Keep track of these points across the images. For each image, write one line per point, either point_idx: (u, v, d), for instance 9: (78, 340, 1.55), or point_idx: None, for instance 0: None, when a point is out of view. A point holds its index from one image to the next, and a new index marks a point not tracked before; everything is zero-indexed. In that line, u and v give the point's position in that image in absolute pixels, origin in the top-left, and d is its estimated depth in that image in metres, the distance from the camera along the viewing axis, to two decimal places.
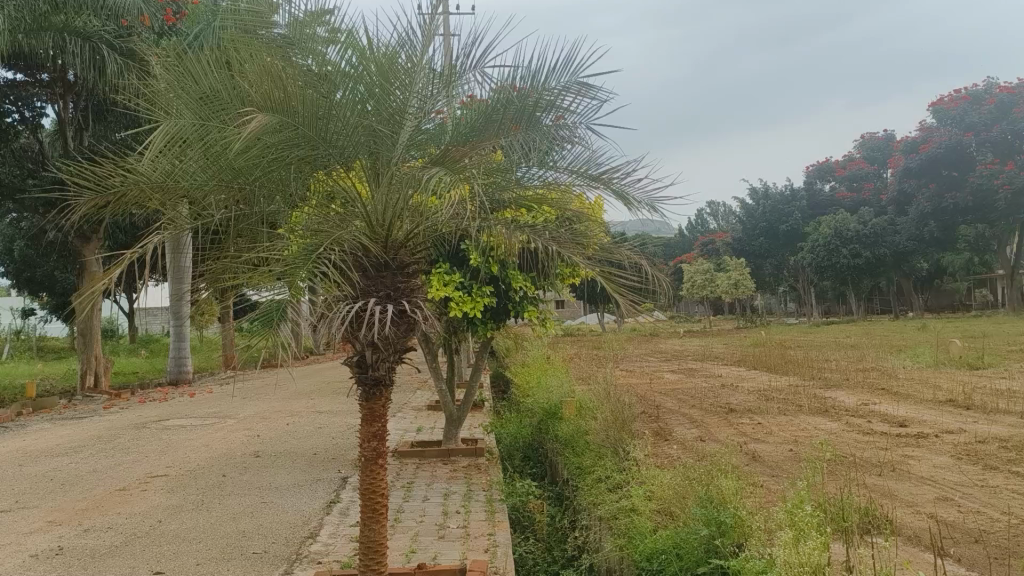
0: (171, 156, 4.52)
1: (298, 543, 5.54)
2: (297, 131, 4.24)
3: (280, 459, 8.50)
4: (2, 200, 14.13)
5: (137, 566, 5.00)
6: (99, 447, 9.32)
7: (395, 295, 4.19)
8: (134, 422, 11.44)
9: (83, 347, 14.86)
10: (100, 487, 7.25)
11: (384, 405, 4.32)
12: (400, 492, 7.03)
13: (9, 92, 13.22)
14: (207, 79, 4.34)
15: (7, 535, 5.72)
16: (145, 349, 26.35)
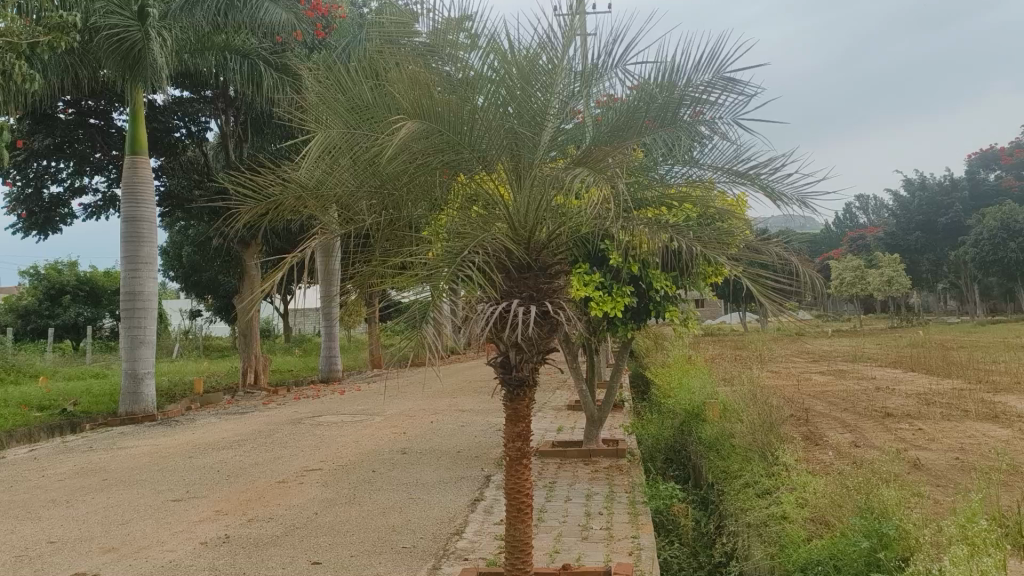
0: (324, 166, 4.71)
1: (445, 539, 5.66)
2: (443, 137, 4.34)
3: (426, 456, 8.74)
4: (174, 209, 15.45)
5: (297, 556, 5.25)
6: (260, 441, 9.88)
7: (538, 296, 4.26)
8: (290, 418, 12.08)
9: (245, 346, 15.83)
10: (261, 479, 7.69)
11: (528, 406, 4.35)
12: (543, 491, 7.07)
13: (177, 109, 14.16)
14: (357, 90, 4.52)
15: (180, 523, 6.15)
16: (298, 348, 27.81)
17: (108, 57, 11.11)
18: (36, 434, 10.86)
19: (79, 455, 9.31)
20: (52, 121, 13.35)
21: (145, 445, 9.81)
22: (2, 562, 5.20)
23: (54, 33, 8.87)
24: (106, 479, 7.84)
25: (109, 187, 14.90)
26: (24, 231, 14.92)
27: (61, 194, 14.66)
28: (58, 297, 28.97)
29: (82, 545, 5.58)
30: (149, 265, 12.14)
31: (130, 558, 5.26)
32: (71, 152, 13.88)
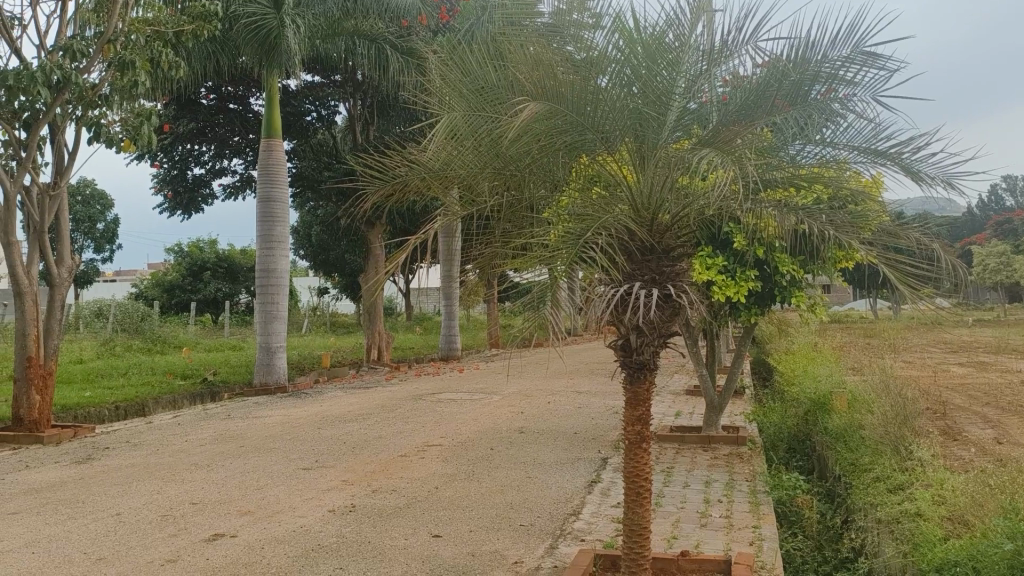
0: (449, 148, 4.77)
1: (562, 519, 5.70)
2: (566, 118, 4.33)
3: (543, 436, 8.81)
4: (305, 190, 15.84)
5: (418, 528, 5.41)
6: (383, 415, 10.21)
7: (660, 279, 4.22)
8: (412, 394, 12.41)
9: (369, 323, 16.35)
10: (384, 452, 7.94)
11: (649, 390, 4.32)
12: (661, 476, 7.00)
13: (308, 94, 14.83)
14: (481, 72, 4.56)
15: (310, 490, 6.44)
16: (419, 326, 28.47)
17: (247, 45, 11.60)
18: (180, 401, 11.60)
19: (218, 422, 9.88)
20: (195, 107, 14.14)
21: (277, 415, 10.31)
22: (150, 520, 5.59)
23: (197, 22, 9.32)
24: (242, 446, 8.28)
25: (246, 169, 15.62)
26: (170, 210, 15.88)
27: (202, 175, 15.46)
28: (200, 273, 30.78)
29: (221, 507, 5.93)
30: (282, 243, 12.68)
31: (264, 522, 5.55)
32: (211, 135, 14.65)
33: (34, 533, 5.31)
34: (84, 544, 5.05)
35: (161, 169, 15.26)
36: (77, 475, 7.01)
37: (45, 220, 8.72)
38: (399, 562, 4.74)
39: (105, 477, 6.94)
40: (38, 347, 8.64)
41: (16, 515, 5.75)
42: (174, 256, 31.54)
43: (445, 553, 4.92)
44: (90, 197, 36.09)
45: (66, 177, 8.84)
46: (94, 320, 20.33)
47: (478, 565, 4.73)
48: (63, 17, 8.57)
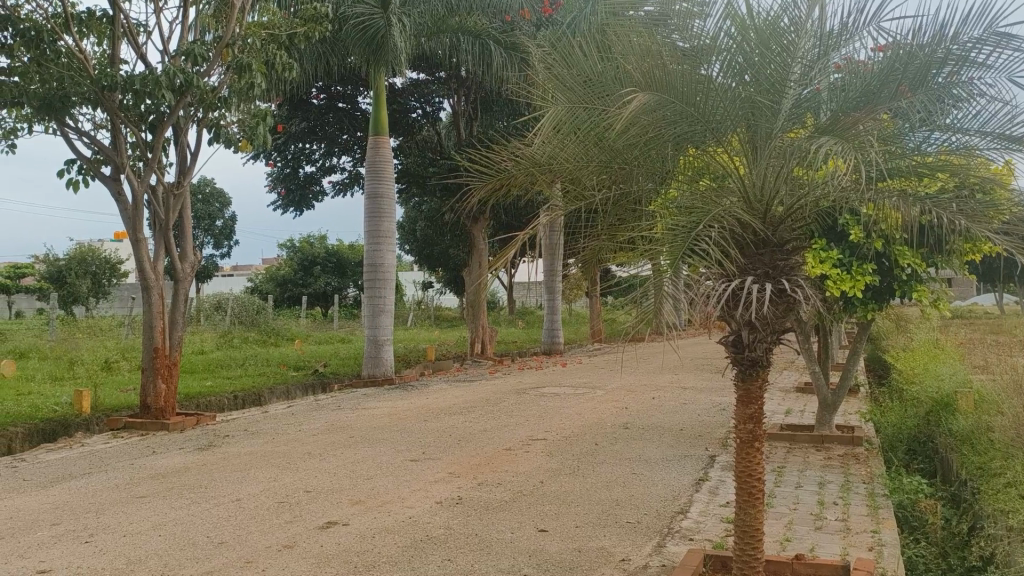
0: (552, 143, 4.72)
1: (670, 517, 5.61)
2: (675, 109, 4.24)
3: (648, 432, 8.70)
4: (410, 186, 16.07)
5: (525, 523, 5.42)
6: (487, 408, 10.30)
7: (774, 273, 4.04)
8: (515, 388, 12.48)
9: (472, 317, 16.54)
10: (489, 445, 7.99)
11: (761, 387, 4.17)
12: (772, 476, 6.80)
13: (414, 91, 15.09)
14: (586, 63, 4.49)
15: (417, 481, 6.55)
16: (522, 320, 28.63)
17: (357, 45, 11.81)
18: (293, 391, 12.03)
19: (329, 412, 10.19)
20: (306, 107, 14.59)
21: (385, 407, 10.54)
22: (267, 506, 5.80)
23: (309, 24, 9.63)
24: (352, 437, 8.50)
25: (354, 166, 16.01)
26: (284, 208, 16.46)
27: (314, 172, 15.97)
28: (310, 268, 31.85)
29: (333, 496, 6.10)
30: (389, 238, 12.93)
31: (374, 512, 5.67)
32: (322, 135, 15.09)
33: (161, 516, 5.58)
34: (206, 528, 5.27)
35: (275, 167, 15.83)
36: (199, 462, 7.34)
37: (170, 217, 9.17)
38: (506, 556, 4.75)
39: (224, 464, 7.23)
40: (164, 339, 9.10)
41: (144, 499, 6.06)
42: (286, 251, 32.70)
43: (552, 549, 4.91)
44: (210, 195, 37.83)
45: (189, 176, 9.26)
46: (213, 313, 21.30)
47: (585, 562, 4.69)
48: (184, 23, 8.96)
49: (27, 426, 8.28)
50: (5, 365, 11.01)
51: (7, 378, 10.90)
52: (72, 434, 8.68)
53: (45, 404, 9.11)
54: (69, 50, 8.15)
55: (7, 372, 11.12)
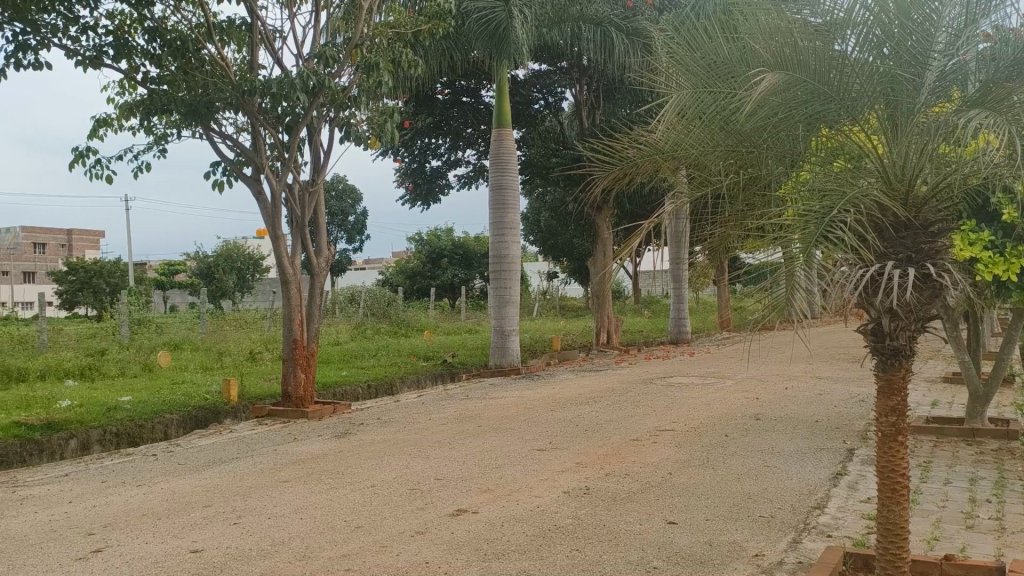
0: (678, 130, 4.62)
1: (806, 512, 5.41)
2: (807, 88, 4.07)
3: (781, 423, 8.42)
4: (534, 177, 16.18)
5: (653, 514, 5.35)
6: (614, 398, 10.24)
7: (917, 257, 3.80)
8: (642, 377, 12.35)
9: (598, 307, 16.50)
10: (616, 436, 7.94)
11: (905, 378, 3.94)
12: (917, 471, 6.44)
13: (536, 82, 15.29)
14: (713, 46, 4.40)
15: (546, 471, 6.59)
16: (647, 310, 28.31)
17: (479, 39, 11.96)
18: (423, 381, 12.35)
19: (458, 402, 10.39)
20: (432, 103, 14.92)
21: (512, 397, 10.65)
22: (400, 493, 5.98)
23: (434, 20, 9.85)
24: (481, 426, 8.64)
25: (479, 160, 16.22)
26: (411, 202, 16.87)
27: (439, 167, 16.29)
28: (438, 260, 32.56)
29: (463, 484, 6.22)
30: (513, 230, 13.03)
31: (503, 500, 5.74)
32: (447, 129, 15.37)
33: (302, 500, 5.85)
34: (343, 513, 5.48)
35: (403, 163, 16.25)
36: (336, 449, 7.64)
37: (306, 214, 9.58)
38: (635, 548, 4.71)
39: (360, 452, 7.51)
40: (302, 331, 9.53)
41: (287, 483, 6.36)
42: (415, 244, 33.61)
43: (682, 542, 4.83)
44: (342, 192, 39.29)
45: (323, 174, 9.64)
46: (347, 305, 22.14)
47: (717, 556, 4.59)
48: (316, 27, 9.30)
49: (182, 412, 8.85)
50: (162, 356, 11.82)
51: (164, 368, 11.70)
52: (222, 421, 9.22)
53: (197, 393, 9.73)
54: (212, 58, 8.62)
55: (164, 362, 11.94)
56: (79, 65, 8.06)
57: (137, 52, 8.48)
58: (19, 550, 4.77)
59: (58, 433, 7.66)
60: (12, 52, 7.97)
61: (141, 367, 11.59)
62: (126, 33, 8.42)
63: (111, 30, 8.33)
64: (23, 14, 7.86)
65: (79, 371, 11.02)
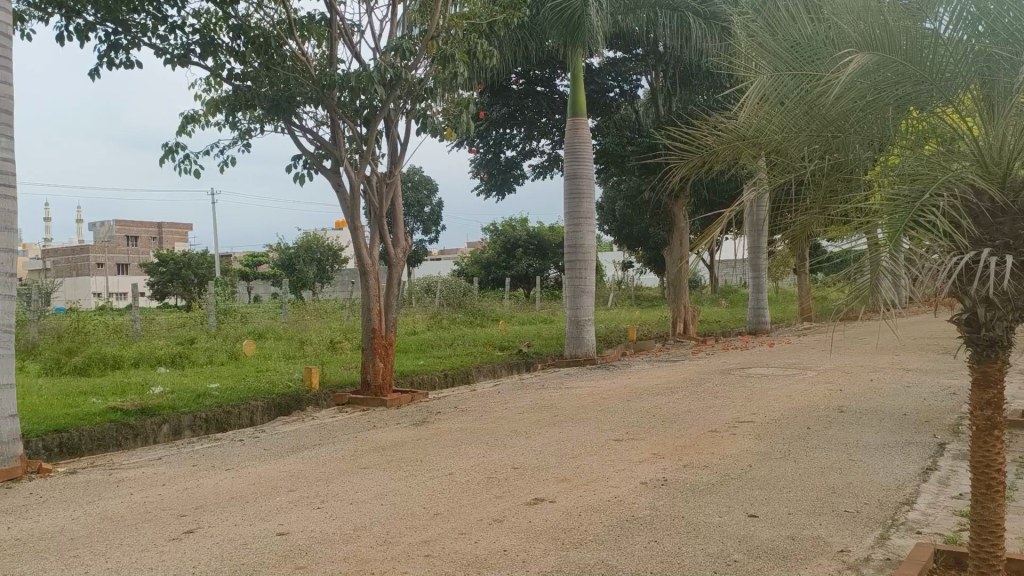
0: (759, 115, 4.50)
1: (893, 507, 5.25)
2: (897, 69, 3.93)
3: (866, 416, 8.18)
4: (609, 167, 16.05)
5: (733, 507, 5.27)
6: (691, 389, 10.12)
7: (1016, 244, 3.59)
8: (720, 368, 12.16)
9: (674, 296, 16.32)
10: (694, 427, 7.84)
11: (1001, 369, 3.79)
12: (1013, 467, 6.17)
13: (612, 69, 15.14)
14: (797, 27, 4.27)
15: (623, 461, 6.56)
16: (724, 299, 27.86)
17: (554, 28, 11.89)
18: (499, 370, 12.43)
19: (534, 391, 10.43)
20: (507, 93, 14.98)
21: (588, 387, 10.62)
22: (478, 481, 6.03)
23: (508, 10, 9.90)
24: (557, 416, 8.65)
25: (553, 149, 16.19)
26: (486, 192, 16.98)
27: (514, 157, 16.32)
28: (513, 251, 32.70)
29: (540, 473, 6.23)
30: (588, 219, 12.97)
31: (580, 490, 5.73)
32: (522, 119, 15.39)
33: (382, 486, 5.96)
34: (423, 500, 5.56)
35: (478, 154, 16.33)
36: (415, 436, 7.76)
37: (384, 205, 9.73)
38: (715, 540, 4.65)
39: (438, 440, 7.60)
40: (381, 320, 9.68)
41: (367, 470, 6.49)
42: (490, 235, 33.84)
43: (764, 535, 4.75)
44: (419, 183, 39.86)
45: (400, 165, 9.76)
46: (424, 295, 22.41)
47: (800, 551, 4.49)
48: (393, 20, 9.41)
49: (267, 399, 9.12)
50: (247, 344, 12.19)
51: (249, 356, 12.08)
52: (304, 408, 9.46)
53: (281, 380, 10.01)
54: (293, 54, 8.82)
55: (249, 351, 12.32)
56: (168, 64, 8.34)
57: (222, 49, 8.74)
58: (117, 530, 5.00)
59: (152, 418, 7.98)
60: (105, 52, 8.30)
61: (227, 355, 11.99)
62: (212, 32, 8.68)
63: (197, 29, 8.61)
64: (114, 14, 8.17)
65: (171, 358, 11.47)
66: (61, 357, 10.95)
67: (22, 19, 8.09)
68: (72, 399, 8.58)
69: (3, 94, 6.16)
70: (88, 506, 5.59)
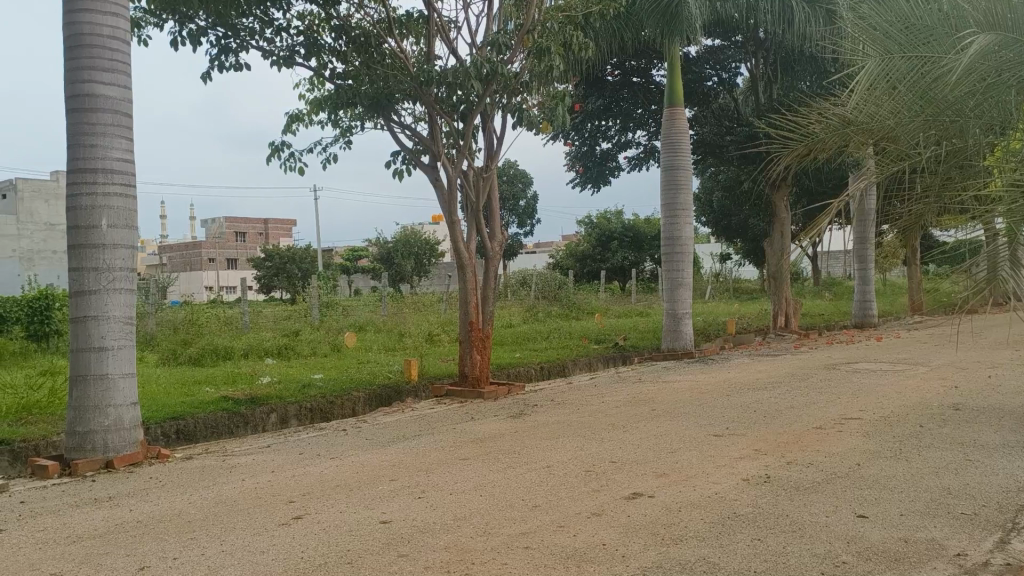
0: (876, 100, 4.95)
1: (1014, 510, 4.98)
2: (1014, 48, 4.62)
3: (984, 414, 7.78)
4: (707, 157, 15.80)
5: (840, 507, 5.11)
6: (794, 384, 9.85)
7: None
8: (824, 363, 11.78)
9: (774, 290, 15.93)
10: (797, 423, 7.62)
11: None
12: None
13: (709, 58, 14.80)
14: (918, 11, 4.82)
15: (723, 457, 6.44)
16: (827, 292, 26.93)
17: (651, 18, 11.73)
18: (595, 363, 12.39)
19: (631, 385, 10.35)
20: (602, 84, 14.90)
21: (686, 381, 10.46)
22: (576, 474, 6.03)
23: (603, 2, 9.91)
24: (655, 410, 8.55)
25: (649, 140, 16.00)
26: (581, 185, 16.90)
27: (609, 149, 16.21)
28: (608, 243, 32.49)
29: (639, 468, 6.18)
30: (686, 211, 12.75)
31: (680, 485, 5.66)
32: (617, 111, 15.26)
33: (481, 477, 6.03)
34: (521, 492, 5.59)
35: (573, 147, 16.29)
36: (513, 429, 7.80)
37: (480, 199, 9.80)
38: (822, 540, 4.51)
39: (535, 432, 7.63)
40: (477, 313, 9.78)
41: (466, 461, 6.57)
42: (585, 227, 33.70)
43: (874, 536, 4.58)
44: (514, 176, 40.06)
45: (496, 159, 9.83)
46: (519, 288, 22.50)
47: (913, 553, 4.32)
48: (489, 14, 9.48)
49: (369, 391, 9.36)
50: (349, 337, 12.53)
51: (351, 348, 12.42)
52: (405, 399, 9.67)
53: (381, 372, 10.27)
54: (392, 52, 8.99)
55: (350, 343, 12.66)
56: (274, 65, 8.62)
57: (325, 50, 8.99)
58: (230, 514, 5.21)
59: (260, 408, 8.29)
60: (216, 55, 8.64)
61: (330, 347, 12.36)
62: (315, 33, 8.93)
63: (301, 31, 8.86)
64: (224, 19, 8.52)
65: (278, 350, 11.90)
66: (177, 349, 11.50)
67: (139, 26, 8.53)
68: (187, 388, 9.01)
69: (125, 99, 6.50)
70: (203, 490, 5.85)
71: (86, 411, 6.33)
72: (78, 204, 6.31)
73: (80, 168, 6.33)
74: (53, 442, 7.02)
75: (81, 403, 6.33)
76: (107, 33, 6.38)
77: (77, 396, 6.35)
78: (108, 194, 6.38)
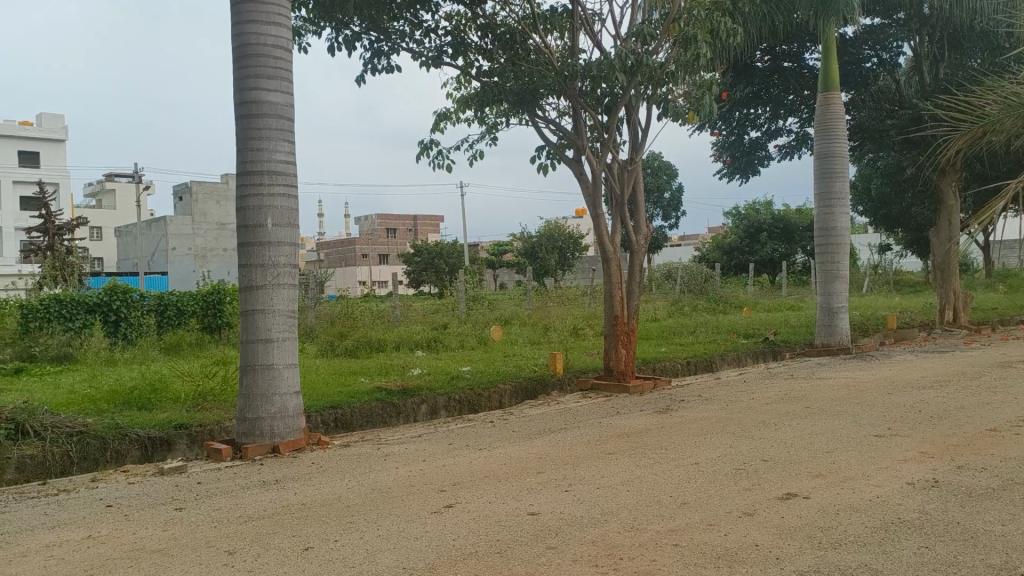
0: None
1: None
2: None
3: None
4: (865, 143, 15.00)
5: (1019, 515, 4.73)
6: (964, 383, 9.20)
7: None
8: (999, 360, 10.93)
9: (940, 282, 14.94)
10: (969, 425, 7.11)
11: None
12: None
13: (868, 38, 14.03)
14: None
15: (885, 458, 6.11)
16: (1001, 284, 24.95)
17: None
18: (744, 358, 12.05)
19: (783, 381, 9.98)
20: (751, 71, 14.44)
21: (843, 378, 9.98)
22: (726, 472, 5.88)
23: None
24: (809, 407, 8.22)
25: (802, 128, 15.35)
26: (729, 176, 16.49)
27: (759, 137, 15.69)
28: (757, 235, 31.45)
29: (793, 467, 5.96)
30: (842, 200, 12.14)
31: (838, 487, 5.42)
32: (767, 98, 14.75)
33: (628, 472, 5.99)
34: (669, 488, 5.52)
35: (720, 137, 15.89)
36: (659, 424, 7.71)
37: (625, 191, 9.72)
38: (998, 551, 4.20)
39: (683, 428, 7.50)
40: (623, 307, 9.72)
41: (612, 456, 6.55)
42: (732, 219, 32.78)
43: None
44: (659, 168, 39.41)
45: (641, 151, 9.71)
46: (665, 282, 22.18)
47: None
48: (633, 5, 9.37)
49: (515, 383, 9.50)
50: (495, 330, 12.75)
51: (497, 341, 12.64)
52: (550, 392, 9.75)
53: (527, 365, 10.41)
54: (537, 48, 9.05)
55: (497, 336, 12.86)
56: (424, 66, 8.87)
57: (471, 48, 9.19)
58: (387, 501, 5.43)
59: (412, 398, 8.58)
60: (370, 59, 8.99)
61: (477, 340, 12.61)
62: (463, 32, 9.13)
63: (449, 31, 9.08)
64: (377, 24, 8.85)
65: (427, 342, 12.29)
66: (334, 341, 12.09)
67: (300, 34, 9.00)
68: (345, 379, 9.46)
69: (288, 104, 6.88)
70: (361, 476, 6.12)
71: (255, 399, 6.74)
72: (248, 205, 6.73)
73: (249, 170, 6.75)
74: (225, 427, 7.53)
75: (251, 391, 6.75)
76: (271, 42, 6.75)
77: (247, 385, 6.77)
78: (274, 195, 6.78)
